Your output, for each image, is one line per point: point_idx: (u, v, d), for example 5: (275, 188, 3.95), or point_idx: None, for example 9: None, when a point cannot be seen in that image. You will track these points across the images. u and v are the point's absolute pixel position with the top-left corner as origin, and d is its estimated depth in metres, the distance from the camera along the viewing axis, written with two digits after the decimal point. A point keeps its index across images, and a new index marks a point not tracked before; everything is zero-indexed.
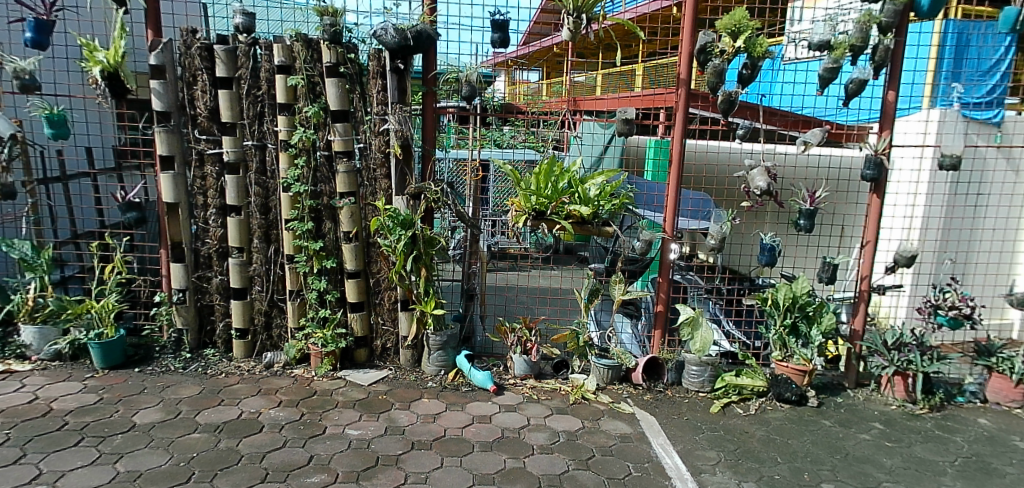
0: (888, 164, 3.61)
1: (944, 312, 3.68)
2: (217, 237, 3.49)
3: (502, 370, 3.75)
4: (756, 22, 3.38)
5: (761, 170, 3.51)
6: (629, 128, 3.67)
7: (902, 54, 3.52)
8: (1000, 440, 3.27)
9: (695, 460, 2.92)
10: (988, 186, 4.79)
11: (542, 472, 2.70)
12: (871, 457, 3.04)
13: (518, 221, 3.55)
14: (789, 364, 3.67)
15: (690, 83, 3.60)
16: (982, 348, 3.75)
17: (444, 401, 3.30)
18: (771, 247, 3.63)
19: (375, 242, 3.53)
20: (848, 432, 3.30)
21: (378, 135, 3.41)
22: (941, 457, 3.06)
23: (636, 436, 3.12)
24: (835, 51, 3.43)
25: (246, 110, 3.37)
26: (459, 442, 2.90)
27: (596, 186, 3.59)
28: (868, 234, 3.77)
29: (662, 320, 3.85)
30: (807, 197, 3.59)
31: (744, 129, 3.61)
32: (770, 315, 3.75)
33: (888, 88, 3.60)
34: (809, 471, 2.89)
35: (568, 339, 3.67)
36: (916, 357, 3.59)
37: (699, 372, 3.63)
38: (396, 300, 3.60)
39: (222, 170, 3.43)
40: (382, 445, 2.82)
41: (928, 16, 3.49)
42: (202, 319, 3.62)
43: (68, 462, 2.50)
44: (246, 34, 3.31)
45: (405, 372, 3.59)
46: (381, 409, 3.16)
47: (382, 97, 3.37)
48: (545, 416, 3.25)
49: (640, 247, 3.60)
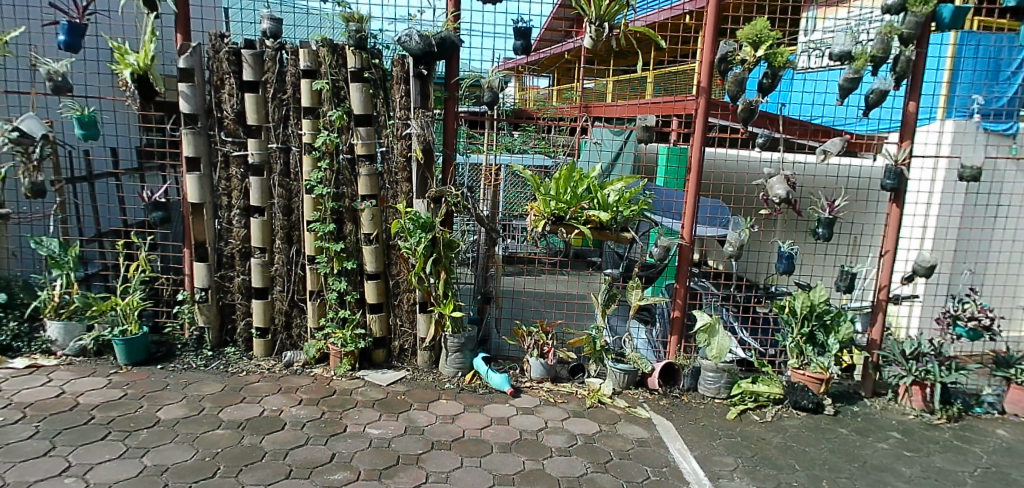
0: (907, 175, 3.63)
1: (963, 323, 3.72)
2: (240, 237, 3.53)
3: (518, 373, 3.74)
4: (778, 32, 3.40)
5: (781, 178, 3.55)
6: (649, 135, 3.72)
7: (922, 66, 3.57)
8: (1019, 452, 3.28)
9: (713, 466, 2.94)
10: (1006, 197, 4.80)
11: (562, 474, 2.73)
12: (890, 466, 3.06)
13: (537, 225, 3.59)
14: (806, 371, 3.71)
15: (710, 91, 3.64)
16: (1000, 359, 3.80)
17: (461, 402, 3.31)
18: (789, 256, 3.65)
19: (395, 244, 3.55)
20: (865, 440, 3.32)
21: (400, 139, 3.44)
22: (960, 467, 3.08)
23: (654, 441, 3.15)
24: (857, 62, 3.48)
25: (272, 114, 3.41)
26: (478, 443, 2.92)
27: (616, 192, 3.63)
28: (887, 244, 3.78)
29: (679, 326, 3.84)
30: (826, 206, 3.61)
31: (765, 138, 3.59)
32: (787, 323, 3.80)
33: (910, 98, 3.64)
34: (828, 478, 2.91)
35: (585, 343, 3.69)
36: (933, 367, 3.62)
37: (716, 378, 3.65)
38: (414, 302, 3.61)
39: (247, 171, 3.48)
40: (402, 444, 2.85)
41: (951, 28, 3.52)
42: (224, 317, 3.65)
43: (97, 455, 2.53)
44: (273, 39, 3.35)
45: (422, 373, 3.59)
46: (400, 409, 3.17)
47: (405, 102, 3.41)
48: (562, 419, 3.27)
49: (657, 253, 3.64)
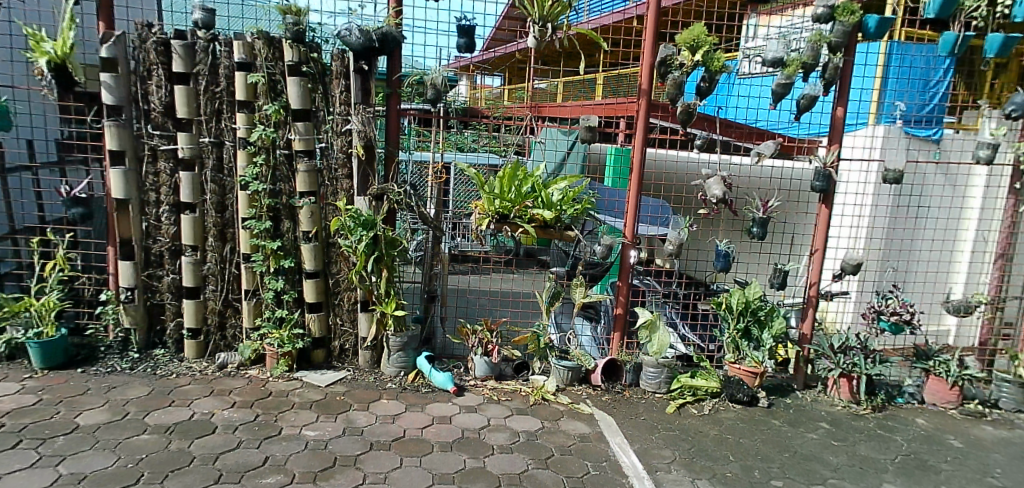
0: (836, 177, 3.82)
1: (886, 318, 3.93)
2: (169, 235, 3.40)
3: (462, 371, 3.74)
4: (713, 37, 3.53)
5: (718, 179, 3.67)
6: (592, 135, 3.76)
7: (849, 73, 3.75)
8: (935, 439, 3.50)
9: (651, 459, 3.01)
10: (928, 198, 5.09)
11: (502, 472, 2.74)
12: (818, 455, 3.20)
13: (481, 223, 3.58)
14: (741, 366, 3.82)
15: (650, 93, 3.70)
16: (920, 352, 4.05)
17: (403, 402, 3.28)
18: (725, 254, 3.79)
19: (335, 242, 3.49)
20: (796, 431, 3.46)
21: (340, 136, 3.38)
22: (882, 455, 3.25)
23: (595, 436, 3.20)
24: (788, 68, 3.62)
25: (204, 107, 3.30)
26: (419, 442, 2.90)
27: (559, 191, 3.66)
28: (817, 243, 3.96)
29: (621, 322, 3.90)
30: (760, 206, 3.76)
31: (703, 140, 3.68)
32: (724, 319, 3.93)
33: (838, 104, 3.81)
34: (760, 468, 3.01)
35: (529, 341, 3.69)
36: (860, 360, 3.81)
37: (656, 373, 3.74)
38: (355, 301, 3.55)
39: (177, 166, 3.35)
40: (340, 445, 2.80)
41: (875, 38, 3.72)
42: (153, 318, 3.51)
43: (5, 465, 2.39)
44: (205, 30, 3.24)
45: (364, 373, 3.54)
46: (338, 410, 3.12)
47: (346, 97, 3.35)
48: (505, 416, 3.28)
49: (600, 252, 3.71)
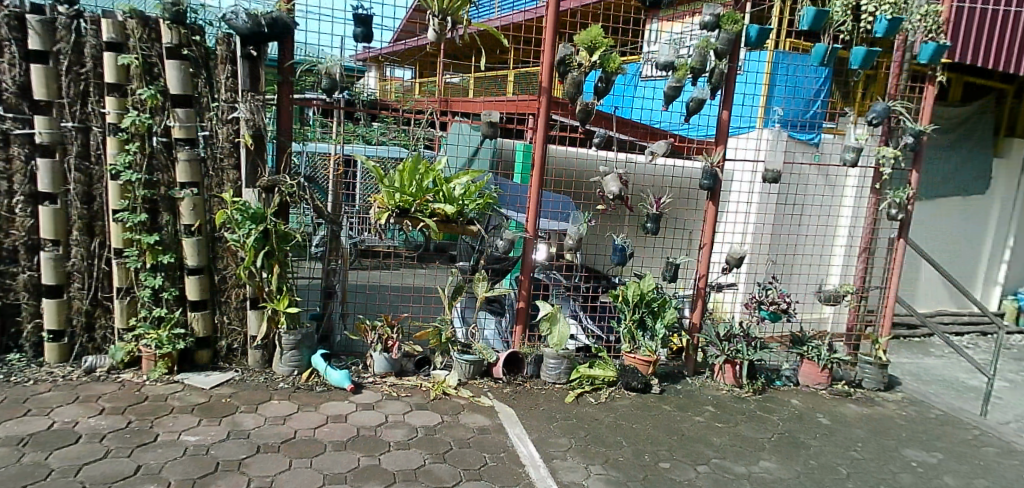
0: (722, 176, 4.08)
1: (766, 307, 4.23)
2: (25, 228, 3.10)
3: (360, 368, 3.66)
4: (609, 39, 3.64)
5: (615, 176, 3.80)
6: (494, 131, 3.80)
7: (733, 79, 4.00)
8: (807, 418, 3.83)
9: (548, 448, 3.09)
10: (807, 197, 5.55)
11: (398, 468, 2.71)
12: (703, 437, 3.41)
13: (380, 217, 3.52)
14: (636, 355, 4.02)
15: (550, 91, 3.78)
16: (797, 338, 4.41)
17: (296, 402, 3.18)
18: (622, 248, 3.95)
19: (220, 236, 3.31)
20: (685, 415, 3.67)
21: (226, 124, 3.22)
22: (760, 434, 3.51)
23: (494, 428, 3.24)
24: (678, 72, 3.84)
25: (66, 89, 3.02)
26: (311, 443, 2.82)
27: (461, 185, 3.68)
28: (706, 237, 4.21)
29: (523, 316, 3.97)
30: (654, 203, 3.94)
31: (600, 138, 3.82)
32: (621, 311, 4.10)
33: (724, 107, 4.06)
34: (649, 452, 3.17)
35: (431, 336, 3.70)
36: (743, 347, 4.12)
37: (556, 365, 3.84)
38: (244, 298, 3.39)
39: (34, 152, 3.05)
40: (223, 450, 2.66)
41: (758, 46, 3.95)
42: (5, 320, 3.18)
43: None
44: (67, 5, 2.96)
45: (253, 373, 3.39)
46: (223, 413, 2.97)
47: (232, 84, 3.19)
48: (403, 413, 3.25)
49: (502, 246, 3.77)
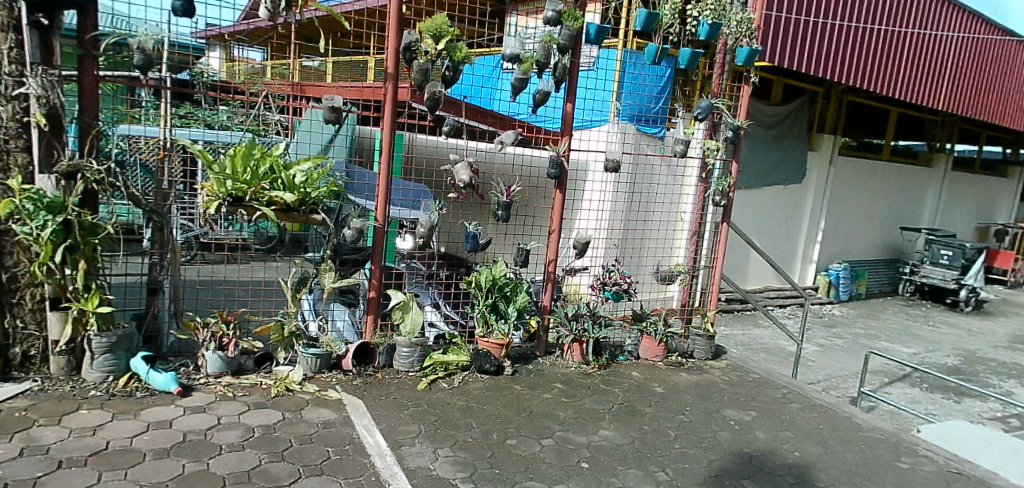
0: (567, 165, 4.28)
1: (609, 288, 4.56)
2: None
3: (191, 369, 3.42)
4: (455, 28, 3.68)
5: (465, 164, 3.85)
6: (337, 117, 3.69)
7: (576, 73, 4.20)
8: (645, 388, 4.18)
9: (395, 435, 3.09)
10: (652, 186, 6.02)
11: (229, 471, 2.57)
12: (549, 413, 3.60)
13: (209, 207, 3.27)
14: (490, 339, 4.12)
15: (396, 78, 3.72)
16: (638, 315, 4.80)
17: (110, 410, 2.89)
18: (474, 235, 4.03)
19: (8, 229, 2.92)
20: (533, 393, 3.85)
21: (11, 101, 2.82)
22: (602, 406, 3.78)
23: (340, 421, 3.18)
24: (523, 65, 3.97)
25: None
26: (126, 453, 2.58)
27: (302, 173, 3.52)
28: (554, 224, 4.41)
29: (374, 305, 3.92)
30: (504, 191, 4.05)
31: (449, 126, 3.86)
32: (474, 296, 4.21)
33: (567, 100, 4.27)
34: (498, 431, 3.29)
35: (272, 331, 3.53)
36: (588, 326, 4.42)
37: (409, 353, 3.84)
38: (43, 298, 3.04)
39: None
40: (13, 469, 2.36)
41: (596, 43, 4.21)
42: None
43: None
44: None
45: (57, 382, 3.04)
46: (15, 428, 2.63)
47: (17, 55, 2.80)
48: (239, 413, 3.09)
49: (350, 235, 3.68)
